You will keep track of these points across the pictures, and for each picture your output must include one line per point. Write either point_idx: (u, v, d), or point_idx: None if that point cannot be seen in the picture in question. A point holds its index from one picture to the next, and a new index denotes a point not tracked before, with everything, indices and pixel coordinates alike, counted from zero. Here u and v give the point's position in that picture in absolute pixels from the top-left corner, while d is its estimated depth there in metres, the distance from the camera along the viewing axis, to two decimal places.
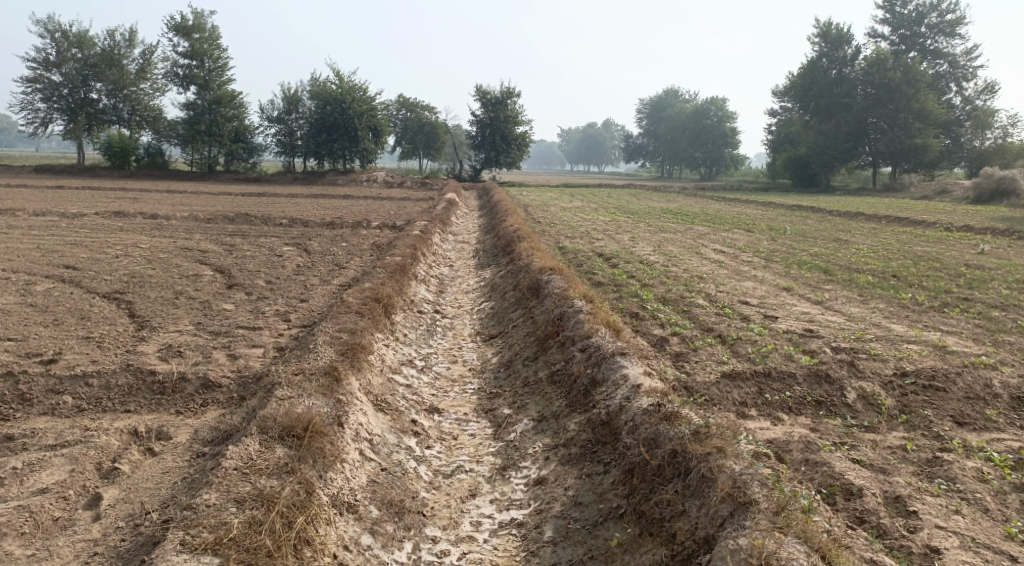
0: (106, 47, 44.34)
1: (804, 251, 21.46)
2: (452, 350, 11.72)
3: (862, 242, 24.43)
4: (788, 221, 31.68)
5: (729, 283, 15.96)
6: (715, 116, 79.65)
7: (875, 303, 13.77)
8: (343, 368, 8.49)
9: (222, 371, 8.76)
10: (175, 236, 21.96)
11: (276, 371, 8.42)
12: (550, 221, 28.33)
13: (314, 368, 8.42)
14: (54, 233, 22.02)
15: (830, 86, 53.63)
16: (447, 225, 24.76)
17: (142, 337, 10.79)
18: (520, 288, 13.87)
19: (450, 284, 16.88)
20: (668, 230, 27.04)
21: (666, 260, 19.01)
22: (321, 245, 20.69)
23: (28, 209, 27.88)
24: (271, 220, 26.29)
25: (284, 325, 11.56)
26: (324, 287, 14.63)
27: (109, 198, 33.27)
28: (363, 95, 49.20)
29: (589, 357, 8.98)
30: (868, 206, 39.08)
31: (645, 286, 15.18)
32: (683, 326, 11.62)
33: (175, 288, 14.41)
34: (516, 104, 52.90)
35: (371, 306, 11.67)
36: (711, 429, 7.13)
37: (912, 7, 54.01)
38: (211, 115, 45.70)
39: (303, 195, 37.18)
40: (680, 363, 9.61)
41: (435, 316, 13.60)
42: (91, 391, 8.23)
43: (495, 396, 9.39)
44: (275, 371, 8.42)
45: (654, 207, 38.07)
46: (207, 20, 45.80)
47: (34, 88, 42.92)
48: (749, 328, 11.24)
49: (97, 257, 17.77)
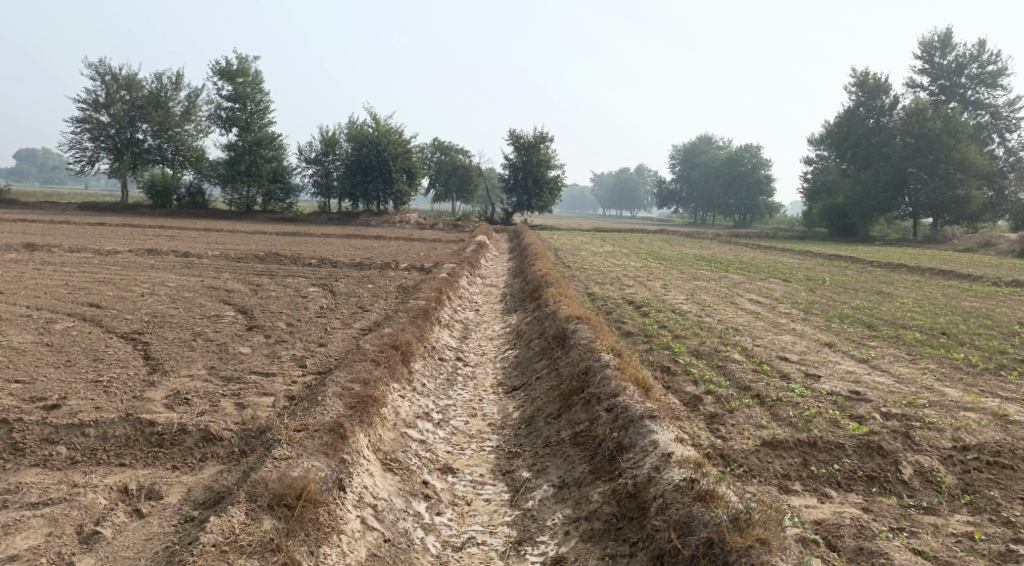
0: (154, 89, 45.24)
1: (845, 303, 20.66)
2: (472, 402, 11.14)
3: (906, 295, 23.54)
4: (827, 272, 30.81)
5: (766, 336, 15.26)
6: (749, 163, 79.04)
7: (925, 363, 13.06)
8: (351, 425, 7.97)
9: (225, 422, 8.30)
10: (203, 274, 21.81)
11: (279, 427, 7.97)
12: (581, 266, 27.81)
13: (318, 424, 7.93)
14: (84, 269, 22.01)
15: (868, 136, 52.81)
16: (475, 267, 24.35)
17: (151, 381, 10.39)
18: (546, 337, 13.28)
19: (474, 329, 16.36)
20: (703, 278, 26.36)
21: (699, 309, 18.35)
22: (347, 286, 20.35)
23: (64, 245, 28.09)
24: (300, 260, 26.13)
25: (298, 372, 11.10)
26: (344, 331, 14.19)
27: (147, 235, 33.52)
28: (398, 138, 49.52)
29: (615, 417, 8.34)
30: (909, 257, 37.99)
31: (677, 337, 14.52)
32: (718, 384, 10.95)
33: (193, 329, 14.07)
34: (549, 149, 52.87)
35: (388, 354, 11.15)
36: (753, 514, 6.45)
37: (952, 57, 53.26)
38: (251, 156, 46.26)
39: (336, 235, 37.21)
40: (714, 425, 8.93)
41: (456, 364, 13.06)
42: (86, 441, 7.83)
43: (514, 456, 8.77)
44: (278, 426, 7.96)
45: (688, 253, 37.42)
46: (250, 64, 46.65)
47: (83, 127, 43.82)
48: (789, 389, 10.50)
49: (122, 295, 17.61)
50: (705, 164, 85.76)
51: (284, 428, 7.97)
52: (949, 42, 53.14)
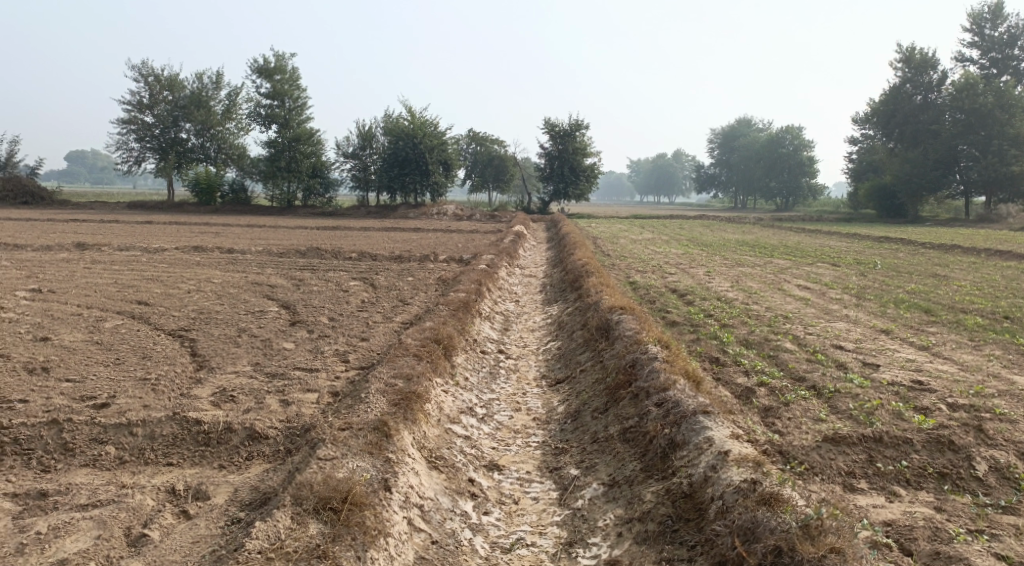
0: (195, 88, 45.79)
1: (898, 287, 20.02)
2: (516, 396, 10.95)
3: (963, 278, 22.78)
4: (877, 255, 29.99)
5: (818, 323, 14.82)
6: (791, 146, 77.50)
7: (989, 350, 12.74)
8: (395, 423, 7.83)
9: (270, 420, 8.23)
10: (246, 270, 21.95)
11: (324, 425, 7.86)
12: (621, 254, 27.44)
13: (362, 423, 7.80)
14: (131, 267, 22.32)
15: (916, 113, 51.23)
16: (514, 258, 24.14)
17: (197, 378, 10.40)
18: (589, 328, 13.04)
19: (516, 320, 16.18)
20: (747, 264, 25.83)
21: (746, 296, 17.93)
22: (388, 279, 20.29)
23: (112, 243, 28.55)
24: (341, 254, 26.20)
25: (341, 367, 11.02)
26: (386, 324, 14.10)
27: (191, 233, 33.98)
28: (435, 129, 49.49)
29: (667, 413, 8.07)
30: (962, 238, 36.83)
31: (725, 326, 14.16)
32: (770, 374, 10.62)
33: (238, 325, 14.10)
34: (586, 137, 52.39)
35: (430, 348, 10.99)
36: (824, 521, 6.14)
37: (1004, 29, 51.37)
38: (291, 152, 46.61)
39: (375, 229, 37.33)
40: (768, 420, 8.63)
41: (499, 357, 12.88)
42: (134, 441, 7.80)
43: (561, 452, 8.57)
44: (323, 425, 7.86)
45: (730, 238, 36.78)
46: (288, 61, 46.96)
47: (128, 128, 44.63)
48: (846, 380, 10.31)
49: (169, 292, 17.77)
50: (745, 148, 84.31)
51: (328, 426, 7.86)
52: (1000, 14, 51.27)
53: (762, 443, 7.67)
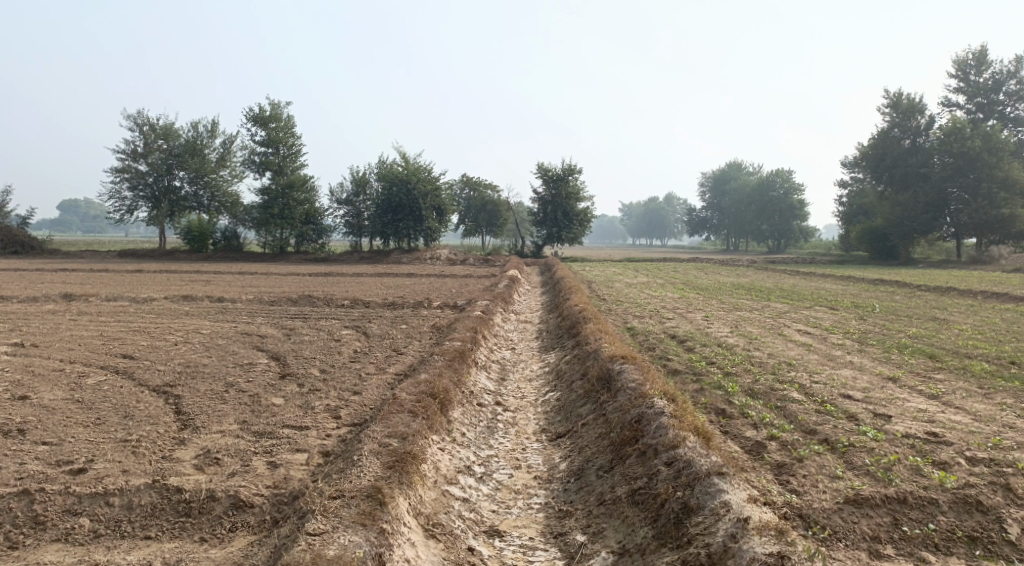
0: (189, 137, 45.77)
1: (899, 331, 19.70)
2: (516, 452, 10.48)
3: (963, 321, 22.53)
4: (874, 298, 29.77)
5: (823, 371, 14.42)
6: (781, 189, 77.96)
7: (1001, 398, 12.36)
8: (390, 490, 7.41)
9: (256, 485, 7.75)
10: (236, 320, 21.51)
11: (313, 493, 7.41)
12: (617, 299, 27.13)
13: (355, 490, 7.37)
14: (119, 318, 21.86)
15: (904, 156, 51.60)
16: (509, 303, 23.80)
17: (181, 439, 9.90)
18: (589, 378, 12.59)
19: (512, 369, 15.74)
20: (745, 308, 25.54)
21: (747, 342, 17.54)
22: (381, 327, 19.87)
23: (101, 294, 28.05)
24: (333, 301, 25.78)
25: (332, 424, 10.55)
26: (379, 377, 13.65)
27: (183, 281, 33.56)
28: (428, 175, 49.52)
29: (678, 474, 7.74)
30: (957, 280, 36.72)
31: (729, 374, 13.73)
32: (781, 427, 10.17)
33: (226, 380, 13.62)
34: (578, 181, 52.50)
35: (426, 403, 10.54)
36: None
37: (988, 74, 52.08)
38: (284, 199, 46.45)
39: (368, 275, 36.99)
40: (783, 479, 8.22)
41: (497, 410, 12.39)
42: (110, 512, 7.32)
43: (566, 516, 8.15)
44: (312, 493, 7.41)
45: (725, 281, 36.53)
46: (282, 109, 47.09)
47: (121, 177, 44.46)
48: (860, 433, 9.89)
49: (156, 345, 17.28)
50: (736, 191, 84.81)
51: (318, 494, 7.40)
52: (984, 59, 52.01)
53: (779, 505, 7.27)
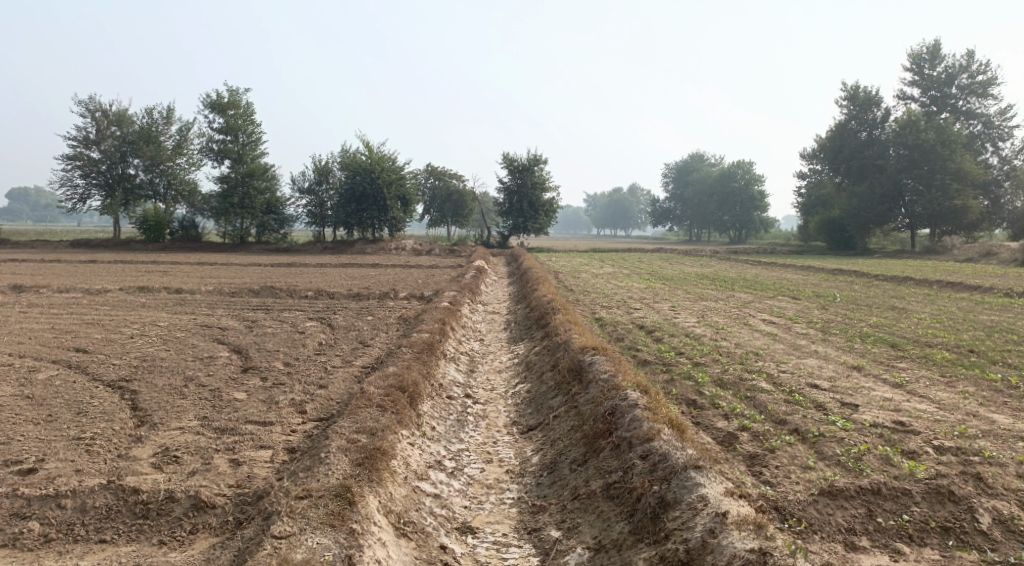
0: (145, 124, 44.64)
1: (862, 321, 19.93)
2: (486, 445, 10.32)
3: (921, 310, 22.92)
4: (834, 287, 30.18)
5: (790, 360, 14.49)
6: (742, 180, 78.74)
7: (963, 386, 12.52)
8: (360, 489, 7.22)
9: (219, 485, 7.49)
10: (196, 312, 21.01)
11: (279, 492, 7.18)
12: (583, 289, 27.08)
13: (323, 489, 7.16)
14: (73, 311, 21.21)
15: (861, 149, 52.39)
16: (475, 294, 23.63)
17: (138, 437, 9.56)
18: (560, 370, 12.46)
19: (481, 361, 15.58)
20: (709, 298, 25.68)
21: (714, 332, 17.58)
22: (345, 319, 19.55)
23: (53, 285, 27.22)
24: (296, 292, 25.34)
25: (297, 419, 10.29)
26: (345, 370, 13.39)
27: (138, 272, 32.77)
28: (392, 164, 48.99)
29: (653, 467, 7.68)
30: (913, 270, 37.42)
31: (698, 365, 13.71)
32: (752, 418, 10.16)
33: (185, 374, 13.24)
34: (543, 171, 52.38)
35: (394, 397, 10.33)
36: None
37: (942, 69, 53.04)
38: (244, 188, 45.57)
39: (331, 265, 36.47)
40: (757, 470, 8.19)
41: (466, 402, 12.20)
42: (63, 514, 7.01)
43: (540, 511, 8.04)
44: (278, 491, 7.18)
45: (689, 271, 36.75)
46: (242, 96, 46.12)
47: (74, 165, 43.17)
48: (830, 422, 9.93)
49: (111, 338, 16.77)
50: (698, 182, 85.46)
51: (284, 493, 7.17)
52: (938, 54, 52.94)
53: (755, 498, 7.23)
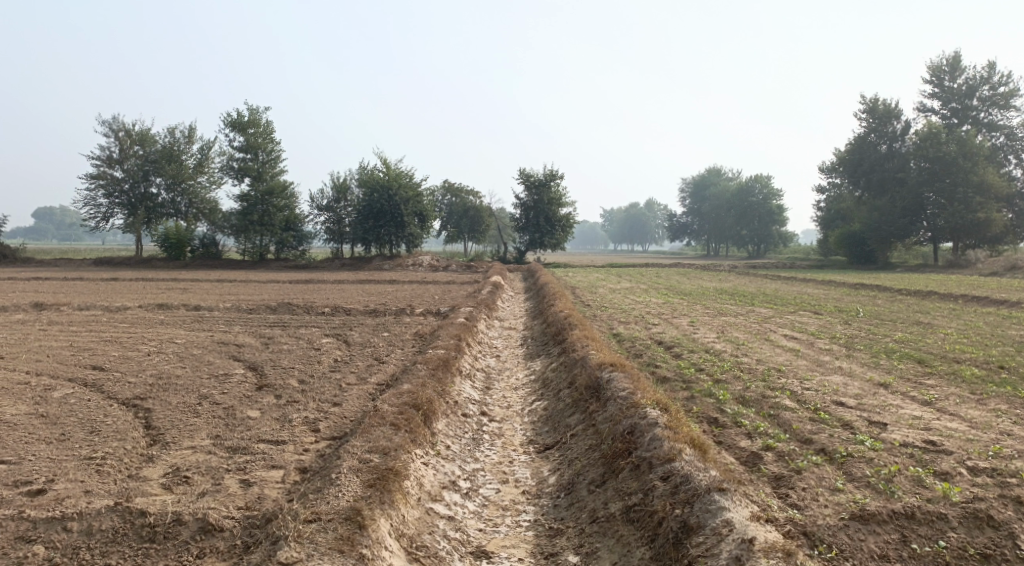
0: (167, 143, 45.04)
1: (886, 336, 19.51)
2: (502, 465, 10.07)
3: (947, 325, 22.44)
4: (856, 302, 29.71)
5: (813, 377, 14.15)
6: (761, 194, 78.19)
7: (995, 404, 12.13)
8: (372, 512, 7.02)
9: (228, 507, 7.30)
10: (213, 329, 20.96)
11: (288, 515, 6.98)
12: (601, 304, 26.80)
13: (333, 513, 6.96)
14: (91, 328, 21.23)
15: (881, 162, 51.83)
16: (492, 310, 23.41)
17: (149, 456, 9.41)
18: (577, 387, 12.21)
19: (497, 377, 15.35)
20: (729, 313, 25.32)
21: (734, 348, 17.25)
22: (362, 335, 19.41)
23: (73, 302, 27.33)
24: (313, 309, 25.27)
25: (310, 438, 10.11)
26: (359, 387, 13.21)
27: (158, 289, 32.89)
28: (409, 181, 49.06)
29: (675, 490, 7.41)
30: (936, 284, 36.84)
31: (719, 382, 13.40)
32: (776, 437, 9.85)
33: (199, 392, 13.12)
34: (560, 187, 52.26)
35: (408, 415, 10.12)
36: None
37: (963, 80, 52.45)
38: (264, 206, 45.78)
39: (349, 281, 36.44)
40: (783, 493, 7.90)
41: (482, 421, 11.97)
42: (68, 538, 6.85)
43: (557, 535, 7.78)
44: (287, 515, 6.98)
45: (708, 286, 36.38)
46: (261, 114, 46.41)
47: (96, 183, 43.56)
48: (858, 442, 9.60)
49: (127, 356, 16.72)
50: (716, 196, 84.99)
51: (293, 517, 6.99)
52: (958, 65, 52.39)
53: (782, 523, 6.94)
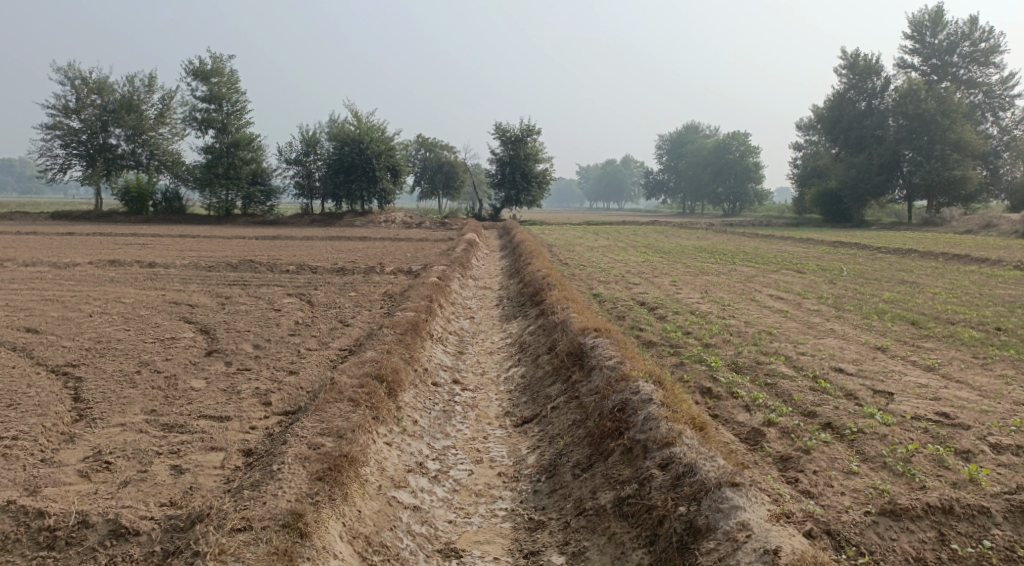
0: (126, 93, 42.70)
1: (875, 296, 18.69)
2: (476, 441, 9.07)
3: (933, 284, 21.72)
4: (838, 261, 28.98)
5: (807, 340, 13.24)
6: (737, 151, 77.19)
7: (1002, 370, 11.31)
8: (318, 521, 6.16)
9: (144, 507, 6.45)
10: (167, 287, 19.57)
11: (216, 522, 6.10)
12: (579, 263, 25.77)
13: (268, 519, 6.10)
14: (35, 286, 19.74)
15: (859, 119, 50.85)
16: (466, 268, 22.26)
17: (70, 435, 8.36)
18: (557, 354, 11.16)
19: (471, 341, 14.27)
20: (711, 272, 24.40)
21: (720, 309, 16.33)
22: (326, 295, 18.20)
23: (20, 258, 25.65)
24: (277, 266, 23.93)
25: (258, 413, 9.02)
26: (319, 353, 12.06)
27: (115, 245, 31.22)
28: (381, 134, 47.26)
29: (677, 482, 6.59)
30: (914, 242, 36.27)
31: (708, 347, 12.44)
32: (778, 411, 8.89)
33: (141, 358, 11.96)
34: (536, 142, 50.79)
35: (370, 386, 9.03)
36: None
37: (944, 36, 51.43)
38: (229, 159, 43.89)
39: (318, 238, 35.08)
40: (792, 477, 7.01)
41: (453, 390, 10.92)
42: None
43: (539, 529, 6.95)
44: (215, 522, 6.10)
45: (686, 244, 35.47)
46: (225, 64, 44.30)
47: (53, 134, 41.31)
48: (867, 415, 8.65)
49: (69, 316, 15.44)
50: (693, 153, 83.82)
51: (223, 521, 6.11)
52: (940, 20, 51.29)
53: (794, 523, 6.22)
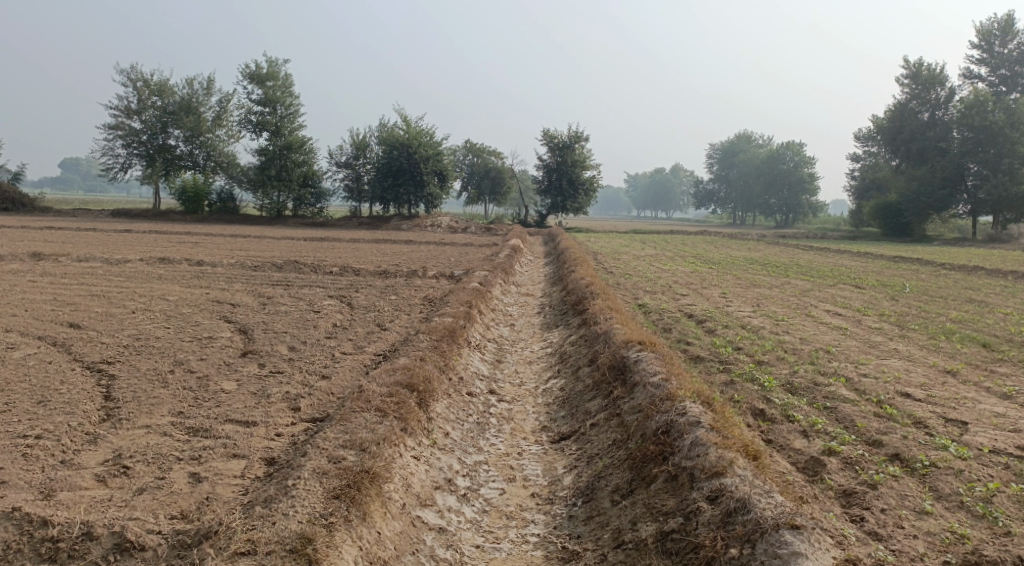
0: (185, 95, 43.34)
1: (941, 315, 17.68)
2: (510, 457, 8.57)
3: (1002, 304, 20.54)
4: (898, 276, 27.74)
5: (869, 361, 12.43)
6: (791, 162, 75.46)
7: None
8: (332, 547, 5.86)
9: (154, 521, 6.21)
10: (210, 286, 19.50)
11: (223, 545, 5.84)
12: (626, 272, 25.12)
13: (278, 543, 5.83)
14: (83, 281, 19.87)
15: (922, 131, 48.99)
16: (509, 274, 21.81)
17: (93, 436, 8.08)
18: (599, 367, 10.59)
19: (510, 350, 13.76)
20: (763, 285, 23.51)
21: (773, 324, 15.57)
22: (367, 298, 17.91)
23: (73, 254, 25.96)
24: (321, 268, 23.77)
25: (285, 419, 8.65)
26: (354, 358, 11.69)
27: (167, 243, 31.56)
28: (430, 139, 47.16)
29: (728, 519, 6.02)
30: (979, 259, 34.68)
31: (761, 364, 11.75)
32: (839, 438, 8.20)
33: (176, 356, 11.76)
34: (585, 148, 50.20)
35: (401, 395, 8.59)
36: None
37: (1014, 46, 49.41)
38: (281, 161, 44.15)
39: (364, 240, 35.06)
40: (856, 515, 6.40)
41: (490, 401, 10.44)
42: None
43: (573, 560, 6.43)
44: (222, 545, 5.84)
45: (737, 255, 34.44)
46: (280, 68, 44.76)
47: (114, 134, 42.20)
48: (940, 447, 7.92)
49: (111, 312, 15.39)
50: (745, 163, 82.18)
51: (228, 542, 5.87)
52: (1010, 29, 49.25)
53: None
